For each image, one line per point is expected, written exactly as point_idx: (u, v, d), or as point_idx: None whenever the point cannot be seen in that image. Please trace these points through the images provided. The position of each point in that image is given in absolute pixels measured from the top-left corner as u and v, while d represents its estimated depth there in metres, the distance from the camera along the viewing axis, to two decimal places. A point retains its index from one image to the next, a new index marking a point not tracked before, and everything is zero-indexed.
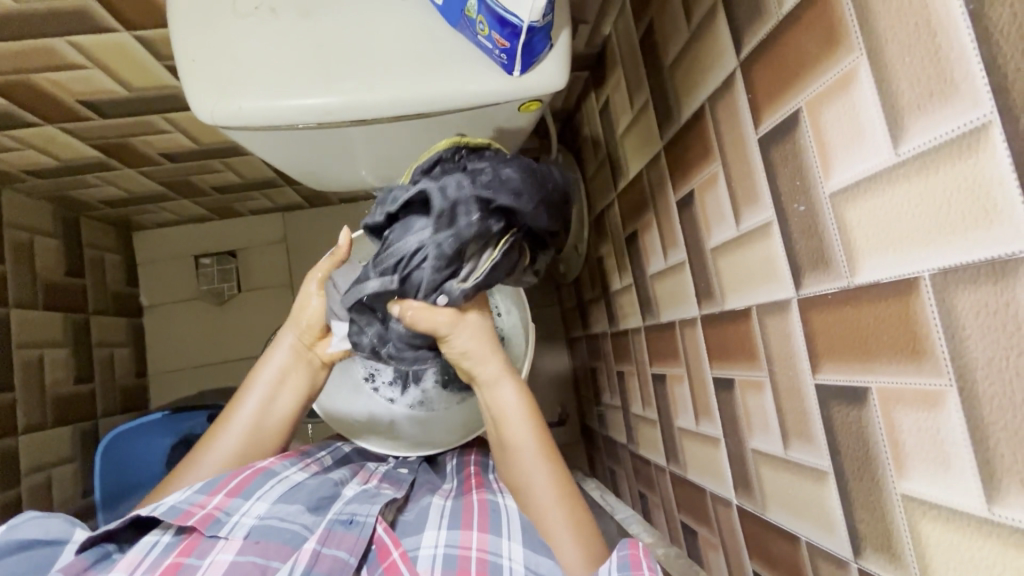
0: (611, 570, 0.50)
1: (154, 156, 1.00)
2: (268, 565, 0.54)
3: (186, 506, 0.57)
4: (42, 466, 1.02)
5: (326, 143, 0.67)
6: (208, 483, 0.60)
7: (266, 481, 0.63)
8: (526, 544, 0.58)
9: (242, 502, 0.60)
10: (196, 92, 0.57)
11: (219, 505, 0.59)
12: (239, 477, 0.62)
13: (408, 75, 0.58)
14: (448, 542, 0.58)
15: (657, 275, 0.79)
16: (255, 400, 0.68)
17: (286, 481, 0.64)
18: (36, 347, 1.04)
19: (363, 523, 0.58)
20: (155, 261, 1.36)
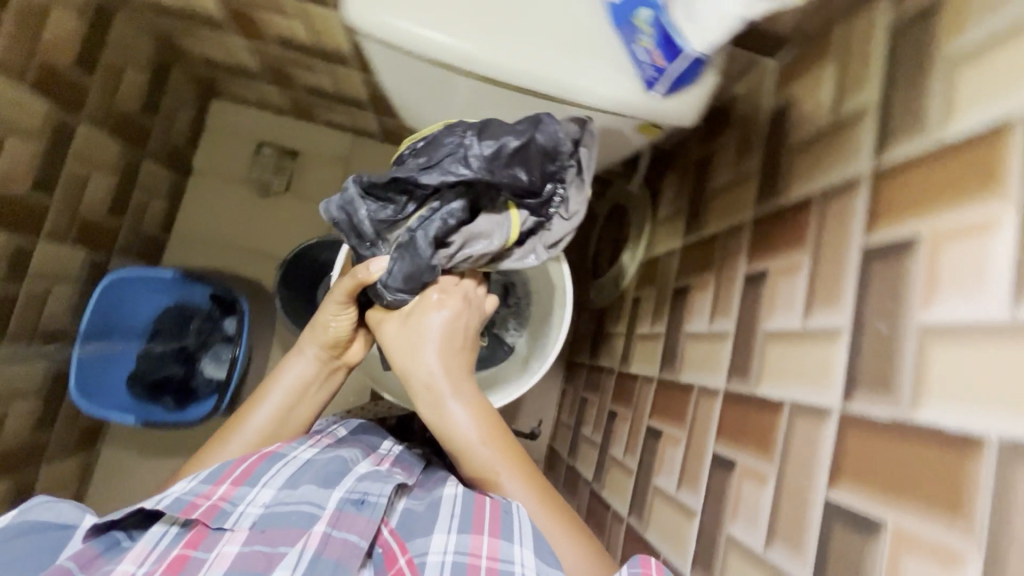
0: None
1: (269, 35, 1.00)
2: (276, 551, 0.51)
3: (191, 498, 0.54)
4: (48, 278, 1.00)
5: (443, 87, 0.68)
6: (212, 474, 0.58)
7: (273, 465, 0.61)
8: (537, 552, 0.53)
9: (248, 490, 0.57)
10: None
11: (225, 494, 0.56)
12: (246, 462, 0.60)
13: (553, 55, 0.58)
14: (457, 547, 0.54)
15: (693, 336, 0.79)
16: (266, 411, 0.68)
17: (292, 463, 0.62)
18: (87, 167, 1.02)
19: (374, 505, 0.57)
20: (221, 131, 1.38)
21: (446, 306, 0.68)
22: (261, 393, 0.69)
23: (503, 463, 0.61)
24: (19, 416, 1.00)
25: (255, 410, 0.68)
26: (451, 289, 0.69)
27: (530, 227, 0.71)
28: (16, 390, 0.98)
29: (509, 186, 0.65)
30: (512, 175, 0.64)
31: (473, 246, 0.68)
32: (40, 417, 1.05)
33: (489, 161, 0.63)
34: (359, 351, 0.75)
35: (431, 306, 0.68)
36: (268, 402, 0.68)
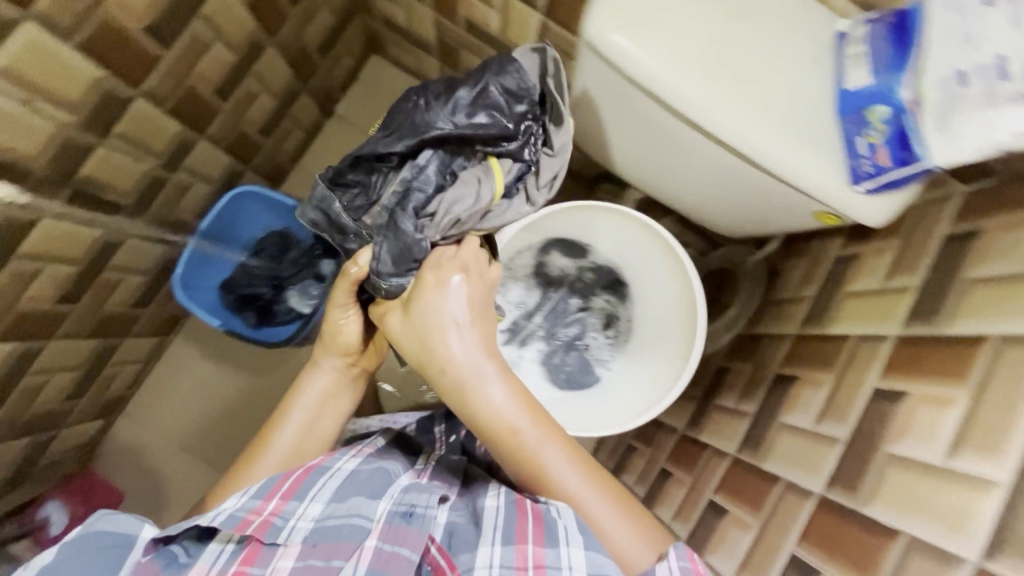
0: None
1: (460, 18, 1.04)
2: (332, 565, 0.58)
3: (244, 515, 0.60)
4: (195, 175, 1.06)
5: (638, 119, 0.69)
6: (262, 489, 0.63)
7: (319, 478, 0.66)
8: (586, 546, 0.57)
9: (297, 504, 0.62)
10: (599, 11, 0.60)
11: (275, 510, 0.61)
12: (291, 478, 0.65)
13: (770, 123, 0.59)
14: (501, 561, 0.59)
15: (790, 428, 0.77)
16: (291, 428, 0.73)
17: (336, 476, 0.67)
18: (260, 86, 1.08)
19: (420, 518, 0.63)
20: (370, 86, 1.44)
21: (448, 283, 0.65)
22: (283, 410, 0.75)
23: (534, 443, 0.61)
24: (128, 290, 1.07)
25: (281, 429, 0.73)
26: (447, 264, 0.67)
27: (517, 173, 0.74)
28: (135, 266, 1.04)
29: (482, 136, 0.70)
30: (480, 122, 0.70)
31: (458, 207, 0.71)
32: (142, 296, 1.12)
33: (467, 123, 0.69)
34: (369, 360, 0.82)
35: (447, 287, 0.65)
36: (290, 420, 0.74)
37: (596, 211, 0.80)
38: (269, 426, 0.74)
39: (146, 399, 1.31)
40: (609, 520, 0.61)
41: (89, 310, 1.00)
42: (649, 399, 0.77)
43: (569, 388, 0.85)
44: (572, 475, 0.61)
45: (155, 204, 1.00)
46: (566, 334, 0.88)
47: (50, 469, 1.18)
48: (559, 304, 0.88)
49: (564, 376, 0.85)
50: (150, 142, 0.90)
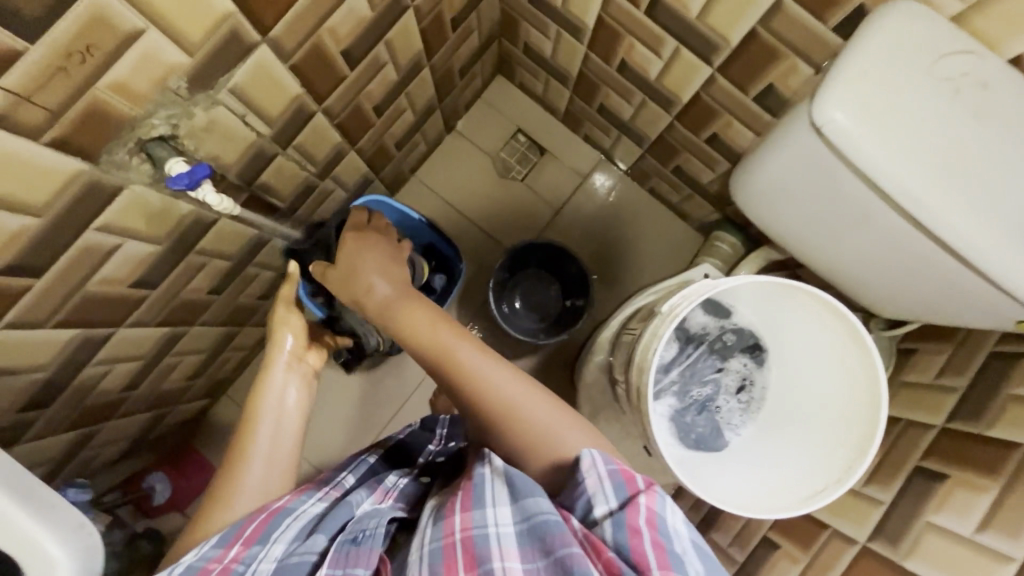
0: (607, 493, 0.55)
1: (616, 60, 1.04)
2: None
3: (204, 563, 0.58)
4: (338, 182, 1.10)
5: (837, 201, 0.67)
6: (221, 537, 0.60)
7: (283, 521, 0.63)
8: (509, 501, 0.56)
9: (259, 549, 0.59)
10: (841, 95, 0.58)
11: (236, 556, 0.58)
12: (255, 521, 0.62)
13: (1001, 232, 0.57)
14: (432, 539, 0.55)
15: (938, 529, 0.74)
16: (263, 437, 0.74)
17: (302, 517, 0.64)
18: (409, 105, 1.12)
19: (372, 538, 0.59)
20: (492, 106, 1.47)
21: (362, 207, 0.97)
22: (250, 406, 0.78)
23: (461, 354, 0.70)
24: (260, 283, 1.12)
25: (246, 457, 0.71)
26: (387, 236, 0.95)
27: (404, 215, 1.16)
28: (273, 262, 1.10)
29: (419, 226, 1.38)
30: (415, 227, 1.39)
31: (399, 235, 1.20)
32: (268, 289, 1.17)
33: None
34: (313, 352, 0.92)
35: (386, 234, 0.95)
36: (257, 434, 0.74)
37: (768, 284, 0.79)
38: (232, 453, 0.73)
39: (246, 382, 1.36)
40: (545, 417, 0.64)
41: (227, 300, 1.05)
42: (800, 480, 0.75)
43: (698, 450, 0.84)
44: (512, 383, 0.67)
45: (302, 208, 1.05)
46: (699, 395, 0.87)
47: (157, 440, 1.25)
48: (698, 363, 0.87)
49: (695, 436, 0.84)
50: (315, 153, 0.94)
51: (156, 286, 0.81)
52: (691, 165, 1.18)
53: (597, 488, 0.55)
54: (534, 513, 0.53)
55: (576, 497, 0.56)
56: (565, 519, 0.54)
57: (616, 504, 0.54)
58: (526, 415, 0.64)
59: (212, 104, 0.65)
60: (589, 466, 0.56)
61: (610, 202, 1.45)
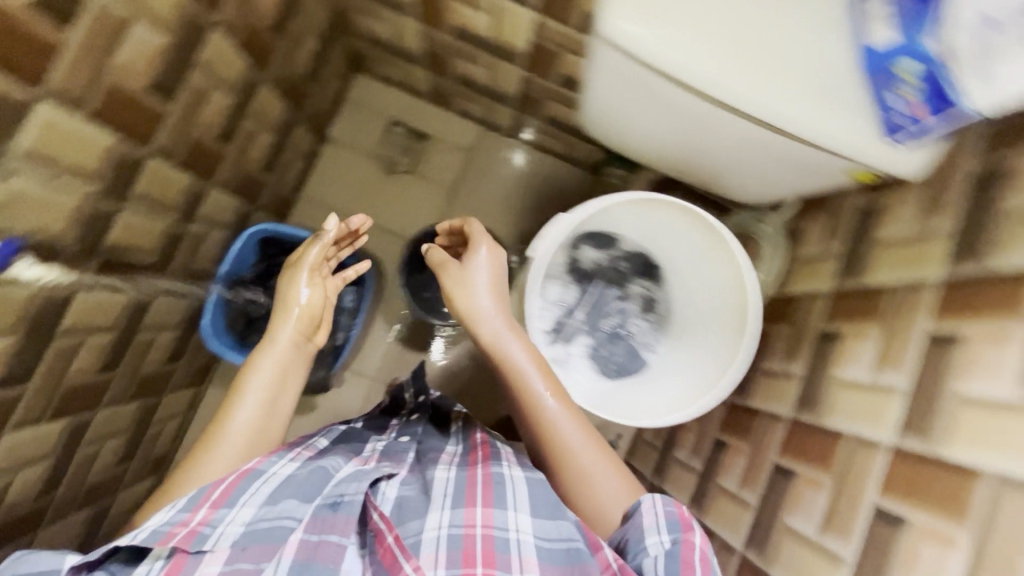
0: (659, 528, 0.65)
1: (450, 26, 1.03)
2: (256, 568, 0.60)
3: (168, 528, 0.61)
4: (209, 221, 1.06)
5: (660, 108, 0.69)
6: (189, 500, 0.64)
7: (251, 485, 0.67)
8: (531, 514, 0.67)
9: (226, 512, 0.63)
10: (616, 5, 0.59)
11: (203, 519, 0.62)
12: (222, 486, 0.65)
13: (798, 93, 0.60)
14: (450, 524, 0.66)
15: (845, 383, 0.78)
16: (245, 416, 0.77)
17: (270, 481, 0.68)
18: (260, 125, 1.08)
19: (348, 502, 0.66)
20: (360, 105, 1.43)
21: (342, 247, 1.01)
22: (241, 385, 0.79)
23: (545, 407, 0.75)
24: (160, 347, 1.07)
25: (237, 414, 0.76)
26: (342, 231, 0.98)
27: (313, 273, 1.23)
28: (167, 320, 1.05)
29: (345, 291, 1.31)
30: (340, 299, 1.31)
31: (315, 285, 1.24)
32: (174, 349, 1.12)
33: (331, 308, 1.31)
34: (315, 321, 0.90)
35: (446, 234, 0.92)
36: (250, 405, 0.78)
37: (630, 207, 0.81)
38: (223, 413, 0.77)
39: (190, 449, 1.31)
40: (607, 486, 0.72)
41: (128, 373, 1.00)
42: (708, 376, 0.78)
43: (619, 377, 0.86)
44: (585, 453, 0.74)
45: (177, 258, 1.00)
46: (608, 327, 0.89)
47: None
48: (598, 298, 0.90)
49: (614, 367, 0.86)
50: (166, 198, 0.89)
51: (25, 380, 0.76)
52: (560, 111, 1.19)
53: (654, 524, 0.66)
54: (559, 536, 0.65)
55: (628, 532, 0.67)
56: (598, 548, 0.64)
57: (667, 543, 0.64)
58: (587, 479, 0.73)
59: (5, 174, 0.61)
60: (649, 511, 0.67)
61: (501, 171, 1.46)
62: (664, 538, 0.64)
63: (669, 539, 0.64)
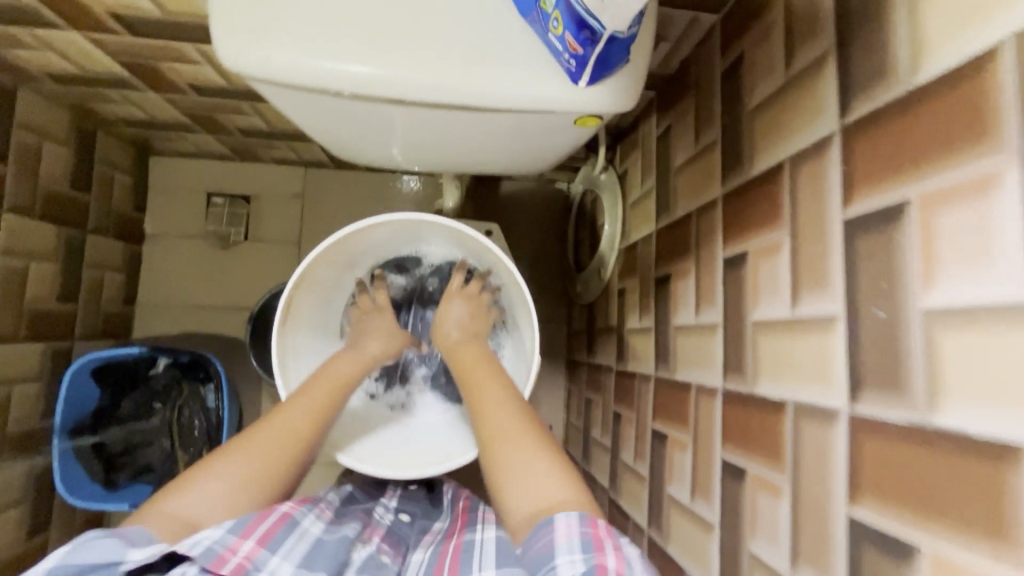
0: (571, 548, 0.45)
1: (181, 86, 0.92)
2: None
3: (221, 550, 0.51)
4: (6, 380, 0.95)
5: (357, 113, 0.60)
6: (240, 522, 0.55)
7: (290, 533, 0.57)
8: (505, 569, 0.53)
9: (269, 556, 0.54)
10: (222, 33, 0.50)
11: (250, 553, 0.53)
12: (269, 521, 0.56)
13: (459, 62, 0.51)
14: None
15: (682, 329, 0.72)
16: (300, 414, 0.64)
17: (306, 537, 0.58)
18: (22, 259, 0.97)
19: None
20: (166, 191, 1.31)
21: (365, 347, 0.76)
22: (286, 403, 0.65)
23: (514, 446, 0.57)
24: (8, 529, 0.96)
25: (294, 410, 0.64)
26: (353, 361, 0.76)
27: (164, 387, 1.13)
28: None
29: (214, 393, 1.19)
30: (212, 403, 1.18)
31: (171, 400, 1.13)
32: (32, 522, 1.01)
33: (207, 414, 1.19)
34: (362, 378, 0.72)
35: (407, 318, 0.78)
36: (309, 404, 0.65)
37: (391, 236, 0.77)
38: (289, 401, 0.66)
39: None
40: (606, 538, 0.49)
41: None
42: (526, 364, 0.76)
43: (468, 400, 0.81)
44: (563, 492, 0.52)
45: None
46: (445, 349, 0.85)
47: None
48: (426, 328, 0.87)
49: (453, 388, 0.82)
50: None
51: None
52: None
53: (570, 541, 0.45)
54: None
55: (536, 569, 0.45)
56: None
57: (582, 566, 0.43)
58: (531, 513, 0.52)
59: None
60: (562, 525, 0.47)
61: (342, 207, 1.32)
62: (581, 565, 0.43)
63: (586, 567, 0.43)
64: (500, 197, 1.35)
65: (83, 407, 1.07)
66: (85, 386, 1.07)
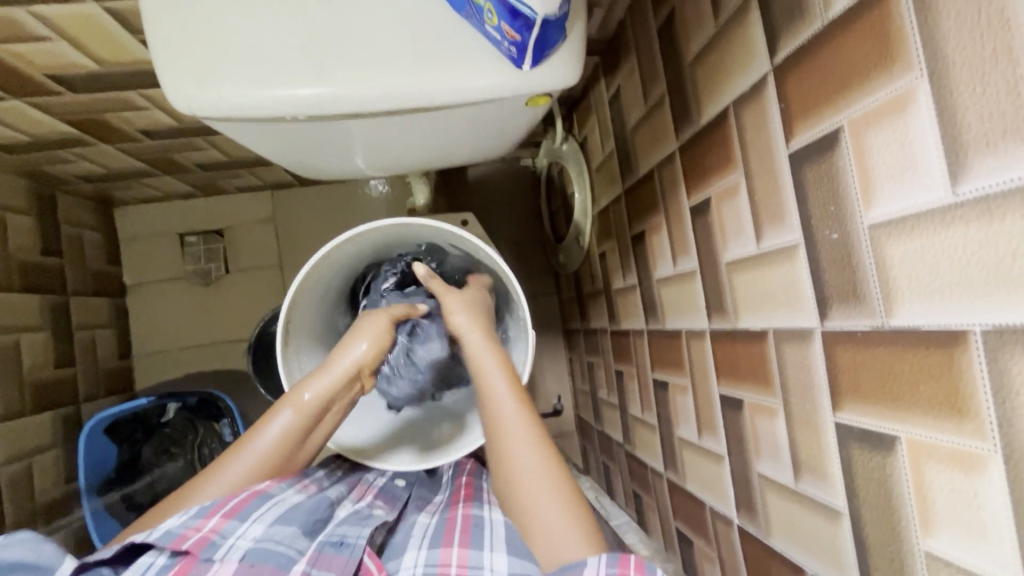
0: None
1: (133, 133, 0.92)
2: None
3: (181, 530, 0.56)
4: (22, 454, 0.96)
5: (316, 133, 0.62)
6: (204, 505, 0.59)
7: (264, 501, 0.60)
8: (509, 553, 0.58)
9: (238, 524, 0.57)
10: (171, 81, 0.52)
11: (214, 527, 0.57)
12: (238, 497, 0.60)
13: (404, 68, 0.52)
14: (428, 561, 0.59)
15: (665, 280, 0.75)
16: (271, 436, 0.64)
17: (283, 504, 0.61)
18: (11, 333, 0.98)
19: (353, 545, 0.59)
20: (137, 239, 1.30)
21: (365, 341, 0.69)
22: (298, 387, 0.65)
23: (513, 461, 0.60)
24: None
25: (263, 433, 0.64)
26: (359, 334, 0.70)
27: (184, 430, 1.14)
28: None
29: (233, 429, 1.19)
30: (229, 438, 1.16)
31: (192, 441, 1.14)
32: None
33: None
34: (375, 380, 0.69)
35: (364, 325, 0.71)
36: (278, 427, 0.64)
37: (369, 247, 0.80)
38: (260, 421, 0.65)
39: None
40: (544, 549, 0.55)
41: None
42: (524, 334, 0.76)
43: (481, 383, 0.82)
44: (526, 452, 0.59)
45: (6, 509, 0.91)
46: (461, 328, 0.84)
47: None
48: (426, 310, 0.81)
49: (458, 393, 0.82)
50: None
51: None
52: None
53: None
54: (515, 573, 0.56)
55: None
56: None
57: None
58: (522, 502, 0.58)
59: None
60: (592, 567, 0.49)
61: (315, 222, 1.32)
62: None
63: None
64: (470, 183, 1.36)
65: (107, 462, 1.09)
66: (105, 441, 1.09)
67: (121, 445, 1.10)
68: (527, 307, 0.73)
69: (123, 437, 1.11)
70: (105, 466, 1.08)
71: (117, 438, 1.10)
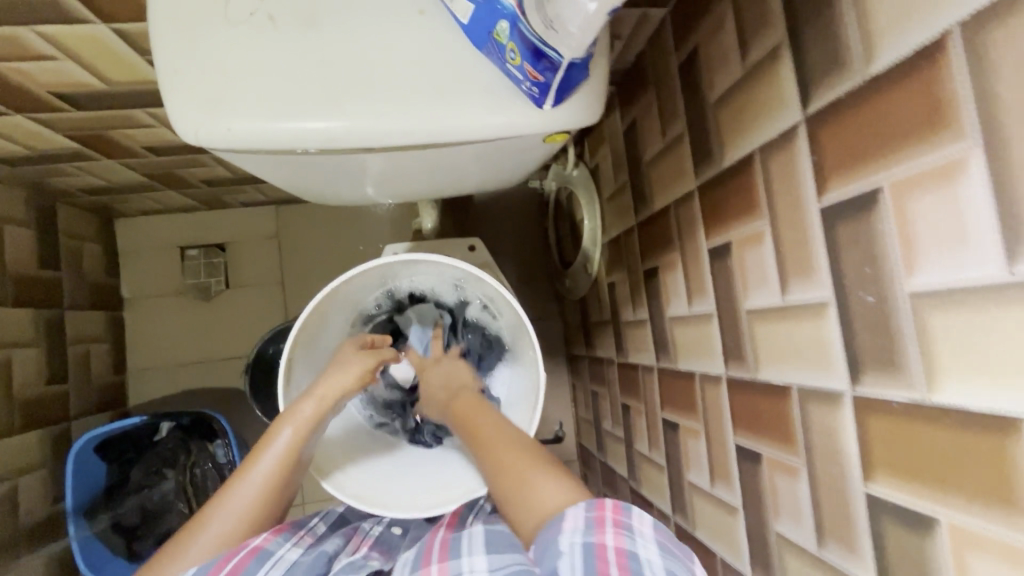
0: None
1: (137, 150, 0.91)
2: None
3: None
4: (8, 474, 0.94)
5: (327, 164, 0.60)
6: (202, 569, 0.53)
7: (263, 563, 0.56)
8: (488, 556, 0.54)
9: None
10: (180, 112, 0.50)
11: None
12: (235, 558, 0.55)
13: (420, 104, 0.51)
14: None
15: (678, 320, 0.73)
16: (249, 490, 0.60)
17: (281, 564, 0.58)
18: (5, 348, 0.96)
19: None
20: (137, 252, 1.28)
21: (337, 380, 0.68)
22: (269, 434, 0.63)
23: None
24: None
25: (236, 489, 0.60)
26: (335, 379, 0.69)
27: (177, 454, 1.10)
28: None
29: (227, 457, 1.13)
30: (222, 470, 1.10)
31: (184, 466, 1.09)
32: None
33: None
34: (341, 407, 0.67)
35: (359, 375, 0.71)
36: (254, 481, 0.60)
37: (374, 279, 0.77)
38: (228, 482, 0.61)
39: None
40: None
41: None
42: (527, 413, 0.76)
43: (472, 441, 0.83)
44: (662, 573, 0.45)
45: None
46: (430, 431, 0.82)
47: None
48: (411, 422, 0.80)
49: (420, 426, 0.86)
50: None
51: None
52: None
53: (575, 525, 0.47)
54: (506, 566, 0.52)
55: None
56: None
57: None
58: None
59: None
60: None
61: (318, 241, 1.30)
62: None
63: None
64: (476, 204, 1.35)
65: (97, 484, 1.06)
66: (96, 461, 1.06)
67: (113, 465, 1.07)
68: (536, 346, 0.71)
69: (116, 458, 1.08)
70: (94, 488, 1.06)
71: (108, 458, 1.07)
